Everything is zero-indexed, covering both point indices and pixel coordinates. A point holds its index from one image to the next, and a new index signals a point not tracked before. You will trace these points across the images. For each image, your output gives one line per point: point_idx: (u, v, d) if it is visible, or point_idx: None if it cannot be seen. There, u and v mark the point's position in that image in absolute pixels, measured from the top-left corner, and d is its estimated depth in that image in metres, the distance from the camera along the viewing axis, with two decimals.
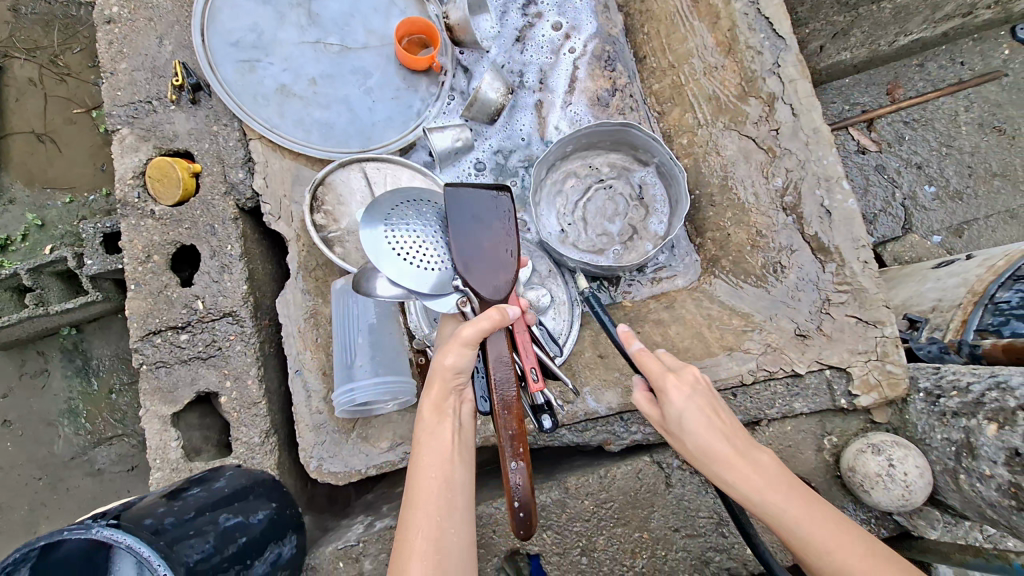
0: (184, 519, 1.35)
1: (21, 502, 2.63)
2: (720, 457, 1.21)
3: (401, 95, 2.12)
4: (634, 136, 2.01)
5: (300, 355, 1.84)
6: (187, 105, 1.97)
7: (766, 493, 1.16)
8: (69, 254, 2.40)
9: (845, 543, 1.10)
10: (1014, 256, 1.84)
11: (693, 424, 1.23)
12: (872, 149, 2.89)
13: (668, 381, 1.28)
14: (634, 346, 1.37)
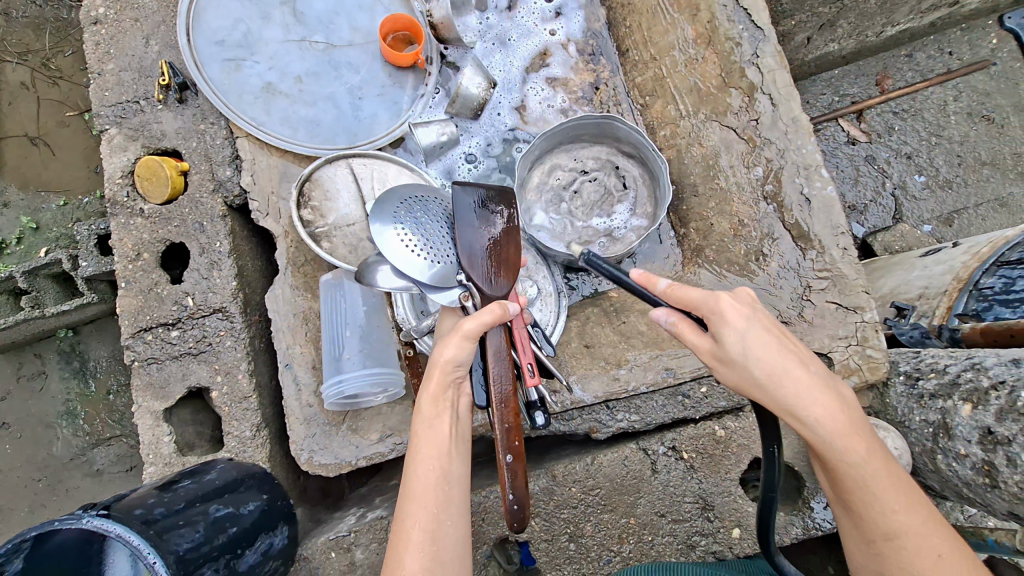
0: (174, 509, 1.37)
1: (21, 504, 2.65)
2: (766, 376, 1.09)
3: (387, 91, 2.14)
4: (615, 127, 2.03)
5: (289, 350, 1.86)
6: (174, 104, 1.99)
7: (806, 404, 1.08)
8: (64, 256, 2.42)
9: (864, 451, 1.08)
10: (998, 243, 1.84)
11: (758, 346, 1.10)
12: (863, 140, 2.91)
13: (723, 304, 1.12)
14: (659, 286, 1.24)
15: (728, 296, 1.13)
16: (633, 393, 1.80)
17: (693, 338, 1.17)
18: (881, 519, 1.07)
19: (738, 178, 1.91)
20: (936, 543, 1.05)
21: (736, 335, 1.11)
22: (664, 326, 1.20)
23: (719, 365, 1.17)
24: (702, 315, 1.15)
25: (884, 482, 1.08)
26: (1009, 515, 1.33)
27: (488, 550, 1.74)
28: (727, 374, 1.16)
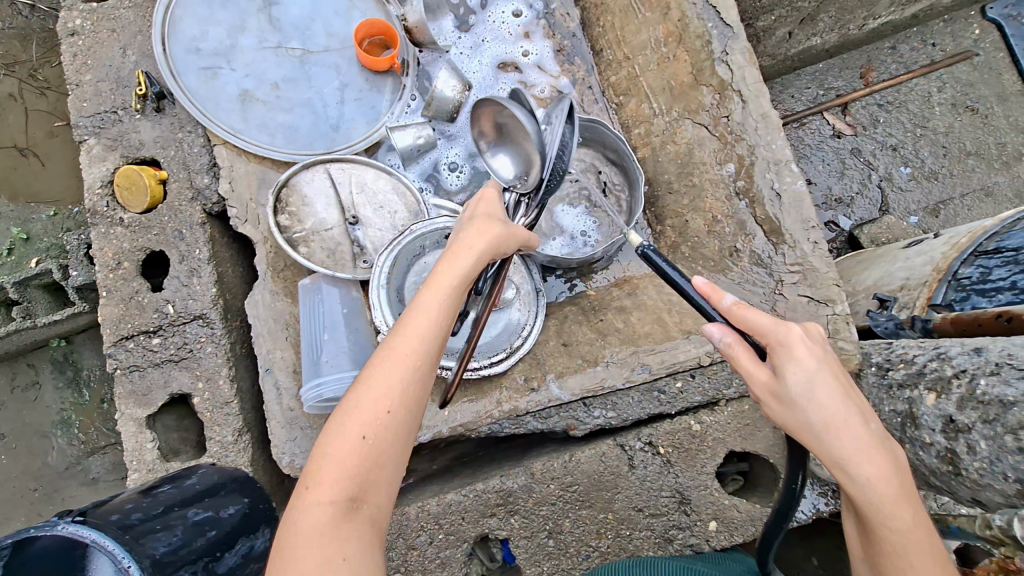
0: (152, 515, 1.39)
1: (18, 513, 2.67)
2: (824, 424, 1.07)
3: (363, 96, 2.16)
4: (597, 129, 2.05)
5: (269, 355, 1.88)
6: (152, 114, 2.01)
7: (860, 462, 1.05)
8: (54, 267, 2.45)
9: (909, 519, 1.04)
10: (977, 232, 1.87)
11: (824, 391, 1.08)
12: (848, 133, 2.91)
13: (793, 337, 1.11)
14: (725, 301, 1.19)
15: (798, 329, 1.11)
16: (611, 390, 1.82)
17: (747, 363, 1.16)
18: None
19: (712, 175, 1.94)
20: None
21: (798, 367, 1.09)
22: (716, 343, 1.20)
23: (773, 402, 1.13)
24: (768, 344, 1.13)
25: (923, 551, 1.04)
26: (973, 502, 1.35)
27: (469, 548, 1.77)
28: (781, 414, 1.13)
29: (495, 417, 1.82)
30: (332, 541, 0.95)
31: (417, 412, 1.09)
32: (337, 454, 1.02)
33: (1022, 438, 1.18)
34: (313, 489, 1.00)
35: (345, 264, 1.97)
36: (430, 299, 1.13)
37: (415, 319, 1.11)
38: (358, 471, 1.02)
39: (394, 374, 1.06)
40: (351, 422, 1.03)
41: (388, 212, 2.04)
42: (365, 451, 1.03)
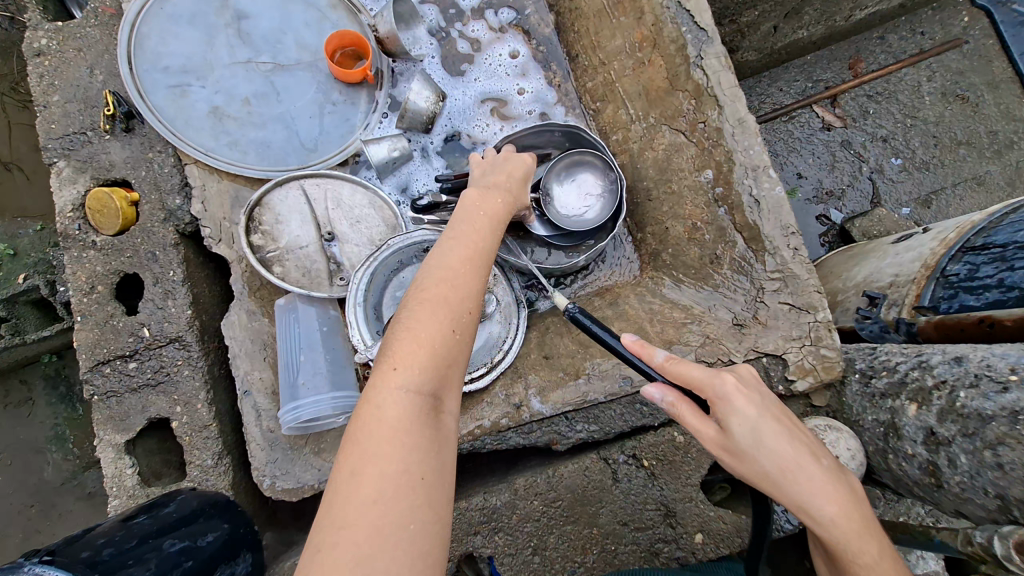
0: (124, 548, 1.37)
1: (14, 531, 2.65)
2: (780, 472, 1.06)
3: (337, 108, 2.13)
4: (580, 139, 2.02)
5: (247, 376, 1.86)
6: (121, 134, 1.97)
7: (821, 501, 1.05)
8: (42, 283, 2.42)
9: (877, 553, 1.04)
10: (965, 228, 1.80)
11: (771, 437, 1.08)
12: (838, 125, 2.88)
13: (729, 387, 1.13)
14: (657, 357, 1.27)
15: (732, 378, 1.14)
16: (593, 403, 1.79)
17: (692, 419, 1.16)
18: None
19: (690, 181, 1.91)
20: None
21: (741, 418, 1.10)
22: (658, 403, 1.20)
23: (726, 457, 1.13)
24: (706, 397, 1.16)
25: (896, 575, 1.04)
26: (957, 514, 1.33)
27: (453, 566, 1.74)
28: (738, 469, 1.11)
29: (476, 433, 1.79)
30: (417, 435, 1.02)
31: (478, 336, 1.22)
32: (421, 350, 1.10)
33: (1000, 454, 1.16)
34: (397, 381, 1.06)
35: (322, 282, 1.93)
36: (485, 229, 1.33)
37: (475, 246, 1.28)
38: (440, 371, 1.10)
39: (462, 292, 1.19)
40: (432, 321, 1.13)
41: (365, 227, 2.01)
42: (448, 353, 1.12)
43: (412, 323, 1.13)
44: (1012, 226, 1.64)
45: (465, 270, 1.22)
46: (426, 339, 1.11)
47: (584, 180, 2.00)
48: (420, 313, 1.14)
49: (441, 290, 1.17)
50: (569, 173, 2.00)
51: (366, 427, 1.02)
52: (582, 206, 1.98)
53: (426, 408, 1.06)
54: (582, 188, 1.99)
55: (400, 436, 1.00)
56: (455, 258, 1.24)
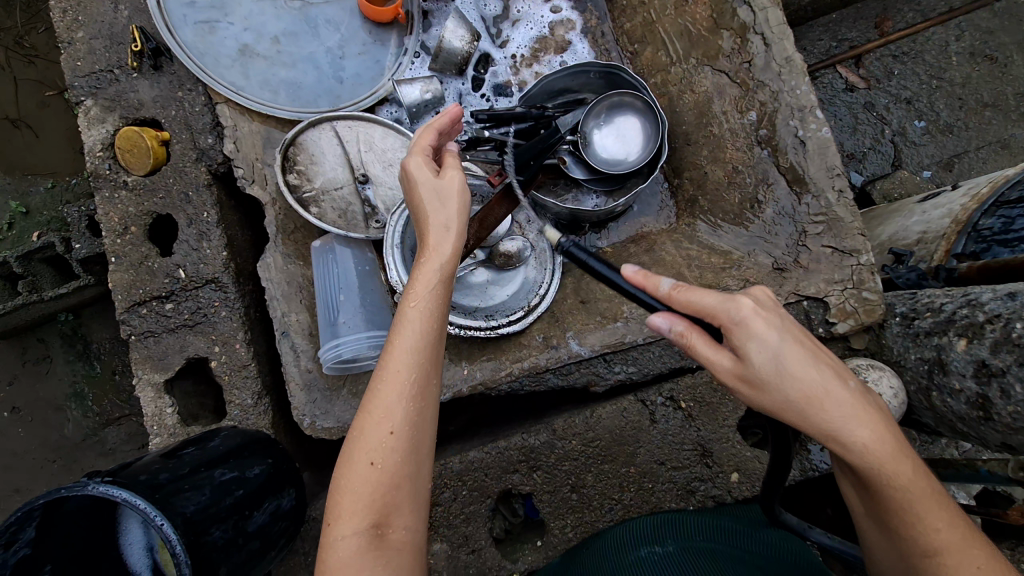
0: (179, 474, 1.39)
1: (39, 483, 2.70)
2: (806, 401, 1.04)
3: (367, 49, 2.08)
4: (621, 82, 1.98)
5: (285, 317, 1.86)
6: (149, 72, 1.93)
7: (854, 429, 1.02)
8: (56, 239, 2.40)
9: (911, 476, 1.03)
10: (998, 181, 1.83)
11: (794, 364, 1.04)
12: (861, 86, 2.80)
13: (745, 311, 1.08)
14: (662, 287, 1.22)
15: (749, 302, 1.09)
16: (632, 345, 1.80)
17: (705, 349, 1.12)
18: (922, 535, 1.04)
19: (733, 124, 1.86)
20: (977, 557, 1.03)
21: (761, 344, 1.06)
22: (667, 332, 1.16)
23: (745, 387, 1.09)
24: (721, 324, 1.11)
25: (925, 498, 1.04)
26: (1003, 447, 1.35)
27: (492, 504, 1.78)
28: (758, 398, 1.08)
29: (514, 374, 1.81)
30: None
31: (429, 422, 1.16)
32: (353, 491, 1.09)
33: None
34: (337, 531, 1.07)
35: (358, 224, 1.91)
36: (434, 291, 1.21)
37: (399, 342, 1.16)
38: (378, 503, 1.09)
39: (399, 400, 1.12)
40: (362, 448, 1.10)
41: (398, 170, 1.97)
42: (382, 486, 1.09)
43: (349, 459, 1.11)
44: None
45: (395, 378, 1.13)
46: (360, 470, 1.10)
47: (626, 125, 1.96)
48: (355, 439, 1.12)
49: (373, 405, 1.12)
50: (612, 114, 1.97)
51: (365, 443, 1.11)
52: (621, 150, 1.96)
53: (371, 546, 1.07)
54: (623, 133, 1.96)
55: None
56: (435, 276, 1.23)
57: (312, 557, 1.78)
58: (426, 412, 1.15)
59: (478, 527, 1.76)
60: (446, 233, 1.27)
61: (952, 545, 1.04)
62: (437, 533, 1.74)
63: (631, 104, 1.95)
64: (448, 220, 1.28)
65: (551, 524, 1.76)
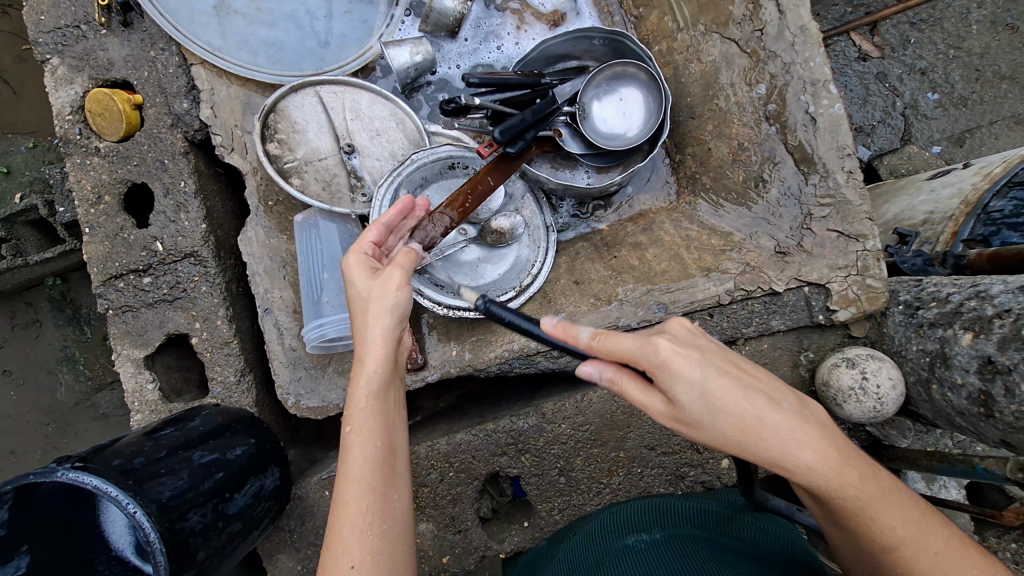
0: (155, 458, 1.36)
1: (34, 447, 2.67)
2: (744, 435, 0.99)
3: (354, 8, 1.94)
4: (625, 49, 1.86)
5: (268, 294, 1.80)
6: (119, 29, 1.80)
7: (795, 451, 0.99)
8: (40, 202, 2.30)
9: (855, 481, 1.01)
10: (1013, 161, 1.77)
11: (721, 399, 0.99)
12: (875, 55, 2.65)
13: (664, 353, 1.01)
14: (582, 339, 1.13)
15: (666, 342, 1.02)
16: (625, 329, 1.75)
17: (638, 395, 1.06)
18: (876, 535, 1.03)
19: (740, 97, 1.76)
20: (932, 542, 1.03)
21: (686, 385, 1.00)
22: (600, 381, 1.10)
23: (681, 427, 1.05)
24: (646, 367, 1.04)
25: (875, 501, 1.02)
26: (1000, 443, 1.33)
27: (480, 485, 1.76)
28: (695, 436, 1.04)
29: (504, 356, 1.76)
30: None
31: (391, 532, 1.14)
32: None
33: None
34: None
35: (343, 197, 1.82)
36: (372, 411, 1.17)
37: (347, 478, 1.13)
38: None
39: (354, 534, 1.10)
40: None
41: (386, 140, 1.88)
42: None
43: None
44: None
45: (350, 517, 1.11)
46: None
47: (628, 98, 1.85)
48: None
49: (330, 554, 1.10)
50: (615, 83, 1.85)
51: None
52: (619, 125, 1.85)
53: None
54: (624, 105, 1.85)
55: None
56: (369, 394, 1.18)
57: (298, 534, 1.77)
58: (387, 535, 1.12)
59: (464, 508, 1.75)
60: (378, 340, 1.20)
61: (909, 536, 1.02)
62: (423, 513, 1.73)
63: (634, 74, 1.83)
64: (366, 339, 1.18)
65: (538, 507, 1.75)
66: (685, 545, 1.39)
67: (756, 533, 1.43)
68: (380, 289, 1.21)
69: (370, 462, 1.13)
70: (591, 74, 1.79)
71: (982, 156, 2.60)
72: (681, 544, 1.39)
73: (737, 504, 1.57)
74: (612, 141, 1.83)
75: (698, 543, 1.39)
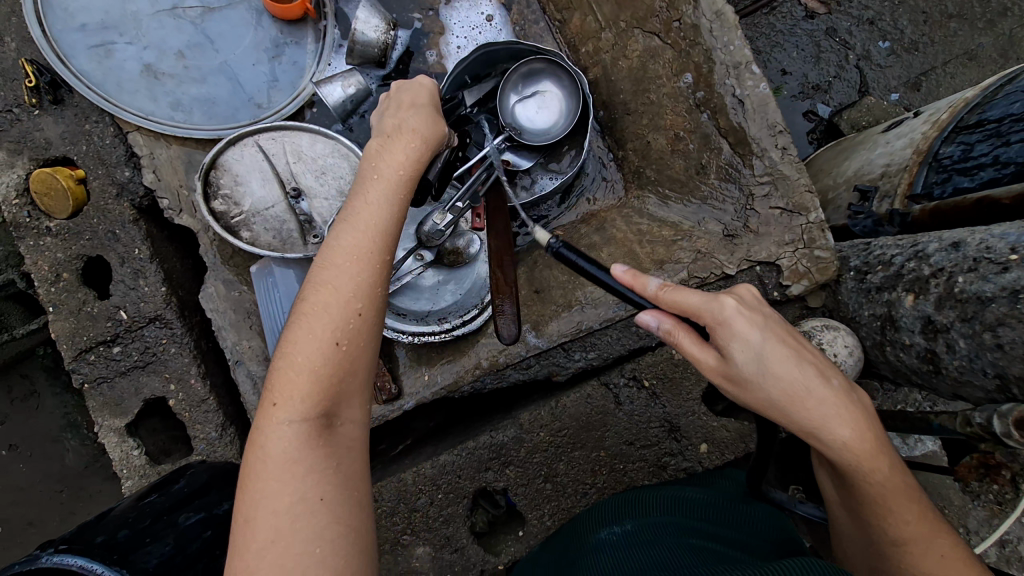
0: (139, 528, 1.37)
1: (51, 515, 2.57)
2: (788, 398, 1.00)
3: (283, 51, 1.96)
4: (523, 52, 1.87)
5: (236, 346, 1.82)
6: (51, 107, 1.82)
7: (835, 425, 0.99)
8: (17, 276, 2.29)
9: (887, 469, 1.01)
10: (957, 106, 1.72)
11: (778, 363, 1.00)
12: (822, 12, 2.64)
13: (728, 311, 1.03)
14: (650, 287, 1.12)
15: (731, 300, 1.04)
16: (591, 333, 1.79)
17: (691, 347, 1.07)
18: (891, 527, 1.03)
19: (670, 88, 1.79)
20: (942, 543, 1.02)
21: (743, 344, 1.02)
22: (655, 332, 1.10)
23: (728, 386, 1.06)
24: (704, 324, 1.06)
25: (899, 492, 1.02)
26: (954, 397, 1.36)
27: (469, 502, 1.78)
28: (742, 397, 1.05)
29: (476, 374, 1.80)
30: (309, 458, 1.00)
31: (375, 344, 1.15)
32: (303, 378, 1.05)
33: (1000, 335, 1.16)
34: (279, 416, 1.03)
35: (295, 242, 1.86)
36: (346, 284, 1.11)
37: (344, 244, 1.14)
38: (328, 388, 1.06)
39: (295, 409, 1.03)
40: (312, 347, 1.06)
41: (331, 178, 1.89)
42: (335, 371, 1.07)
43: (304, 337, 1.08)
44: (1008, 99, 1.59)
45: (350, 265, 1.13)
46: (303, 369, 1.06)
47: (547, 92, 1.88)
48: (302, 338, 1.07)
49: (324, 306, 1.09)
50: (528, 88, 1.88)
51: (258, 463, 1.01)
52: (553, 121, 1.87)
53: (317, 430, 1.03)
54: (547, 102, 1.88)
55: (290, 463, 0.99)
56: (345, 268, 1.12)
57: None
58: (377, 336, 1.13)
59: (457, 526, 1.77)
60: (362, 220, 1.17)
61: (920, 536, 1.02)
62: (418, 537, 1.75)
63: (541, 69, 1.86)
64: (414, 146, 1.27)
65: (529, 516, 1.76)
66: (656, 529, 1.36)
67: (754, 520, 1.40)
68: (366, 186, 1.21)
69: (385, 249, 1.17)
70: (502, 88, 1.83)
71: (940, 99, 2.58)
72: (658, 528, 1.36)
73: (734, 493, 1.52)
74: (553, 131, 1.87)
75: (677, 528, 1.35)
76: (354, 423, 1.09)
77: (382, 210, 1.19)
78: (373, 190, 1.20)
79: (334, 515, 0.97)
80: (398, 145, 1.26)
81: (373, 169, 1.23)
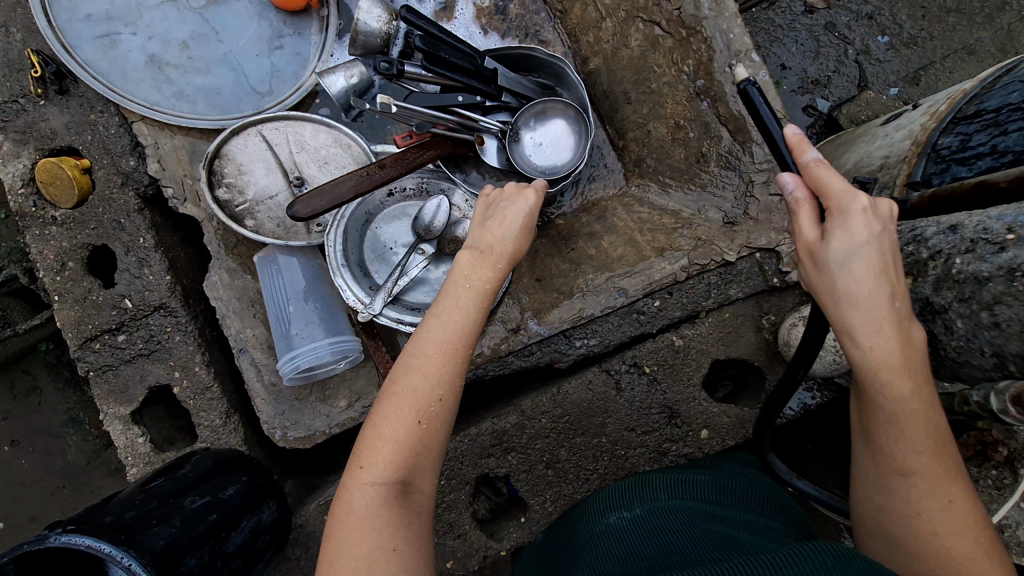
0: (145, 510, 1.38)
1: (53, 510, 2.58)
2: (846, 292, 1.06)
3: (286, 42, 1.98)
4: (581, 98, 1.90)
5: (240, 334, 1.84)
6: (56, 97, 1.84)
7: (870, 329, 1.04)
8: (19, 271, 2.31)
9: (908, 392, 1.04)
10: (956, 97, 1.73)
11: (863, 263, 1.05)
12: (821, 7, 2.65)
13: (855, 205, 1.06)
14: (808, 155, 1.14)
15: (864, 199, 1.06)
16: (598, 317, 1.80)
17: (805, 221, 1.13)
18: (894, 456, 1.06)
19: (670, 77, 1.80)
20: (955, 494, 1.02)
21: (847, 237, 1.06)
22: (788, 195, 1.16)
23: (808, 262, 1.13)
24: (829, 207, 1.09)
25: (917, 426, 1.04)
26: (953, 379, 1.37)
27: (471, 489, 1.79)
28: (813, 277, 1.12)
29: (477, 362, 1.83)
30: (387, 517, 1.07)
31: (450, 426, 1.22)
32: (387, 447, 1.13)
33: (998, 313, 1.18)
34: (364, 476, 1.10)
35: (299, 231, 1.86)
36: (437, 371, 1.20)
37: (426, 335, 1.23)
38: (408, 459, 1.13)
39: (380, 469, 1.11)
40: (398, 421, 1.15)
41: (334, 167, 1.91)
42: (415, 444, 1.14)
43: (394, 407, 1.16)
44: (1007, 88, 1.60)
45: (435, 353, 1.21)
46: (387, 440, 1.14)
47: (560, 138, 1.89)
48: (389, 412, 1.16)
49: (410, 388, 1.17)
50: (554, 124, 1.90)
51: (340, 517, 1.09)
52: (538, 158, 1.89)
53: (393, 496, 1.10)
54: (551, 143, 1.89)
55: (371, 520, 1.06)
56: (429, 359, 1.20)
57: (306, 562, 1.75)
58: (446, 423, 1.19)
59: (460, 513, 1.77)
60: (449, 318, 1.24)
61: (925, 472, 1.04)
62: None
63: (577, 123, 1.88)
64: (503, 264, 1.32)
65: (530, 502, 1.78)
66: (666, 514, 1.36)
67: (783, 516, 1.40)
68: (456, 280, 1.28)
69: (463, 344, 1.24)
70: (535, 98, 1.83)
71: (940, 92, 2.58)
72: (664, 514, 1.36)
73: (745, 479, 1.54)
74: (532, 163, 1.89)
75: (689, 513, 1.35)
76: (425, 492, 1.16)
77: (461, 314, 1.25)
78: (459, 288, 1.27)
79: (403, 569, 1.04)
80: (486, 261, 1.30)
81: (456, 273, 1.30)
